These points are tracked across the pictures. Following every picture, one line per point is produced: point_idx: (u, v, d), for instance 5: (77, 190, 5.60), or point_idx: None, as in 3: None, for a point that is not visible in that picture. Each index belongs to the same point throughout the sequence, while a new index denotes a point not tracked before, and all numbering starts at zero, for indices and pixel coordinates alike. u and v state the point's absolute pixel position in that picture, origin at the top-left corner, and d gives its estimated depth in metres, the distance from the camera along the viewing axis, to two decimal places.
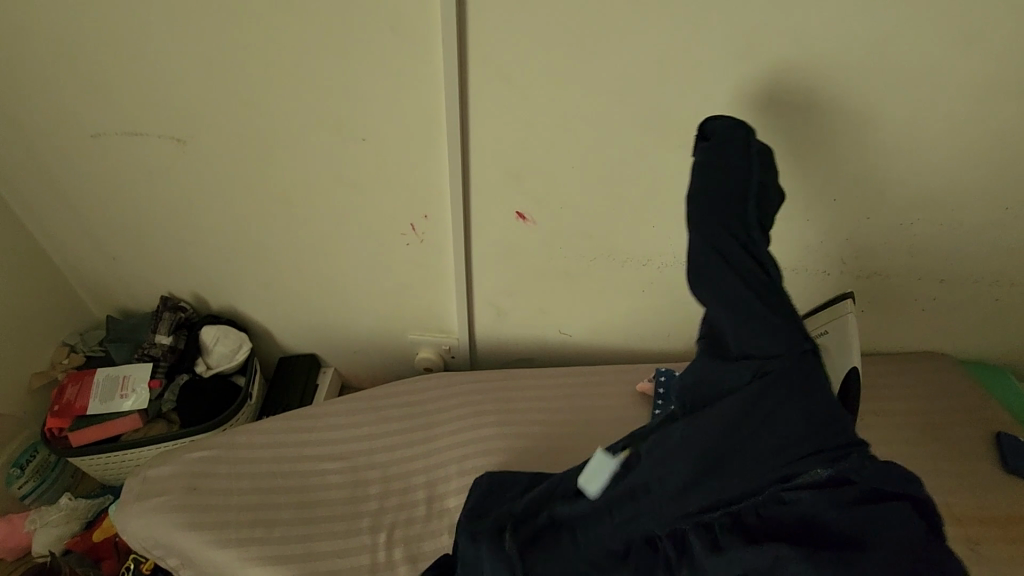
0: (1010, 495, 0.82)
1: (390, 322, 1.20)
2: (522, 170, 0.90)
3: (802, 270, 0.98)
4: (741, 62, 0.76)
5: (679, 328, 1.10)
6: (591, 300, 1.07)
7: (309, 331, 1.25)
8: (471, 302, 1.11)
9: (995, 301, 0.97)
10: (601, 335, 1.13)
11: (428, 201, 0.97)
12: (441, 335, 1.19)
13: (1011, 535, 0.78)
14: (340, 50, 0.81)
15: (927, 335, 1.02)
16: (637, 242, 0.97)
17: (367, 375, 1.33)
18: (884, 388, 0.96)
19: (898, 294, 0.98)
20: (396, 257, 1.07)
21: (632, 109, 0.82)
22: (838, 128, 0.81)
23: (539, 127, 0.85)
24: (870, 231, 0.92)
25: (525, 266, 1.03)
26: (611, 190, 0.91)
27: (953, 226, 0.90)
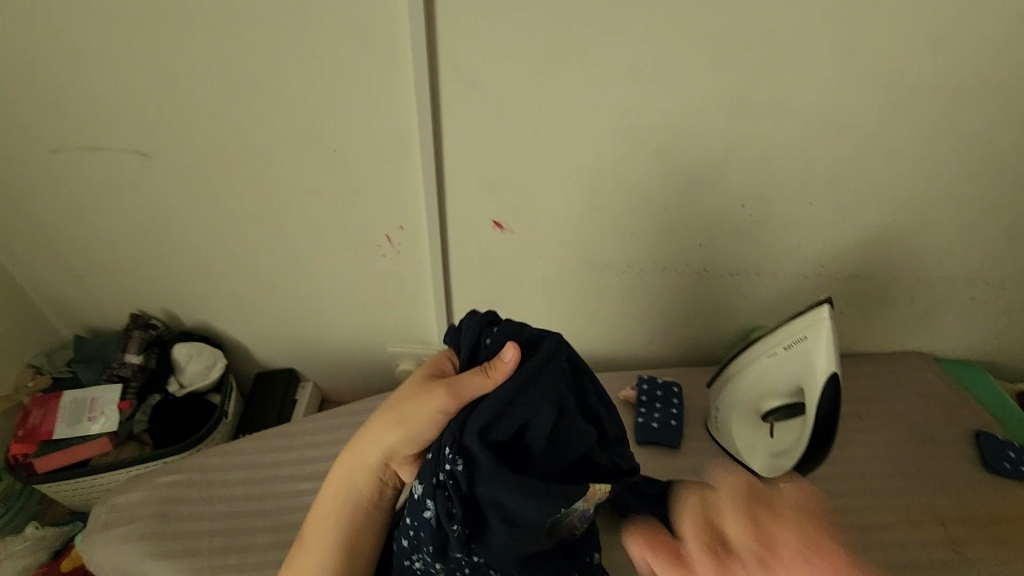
0: (991, 496, 0.82)
1: (368, 334, 1.17)
2: (498, 179, 0.89)
3: (780, 273, 0.97)
4: (714, 67, 0.76)
5: (661, 334, 1.09)
6: (571, 308, 1.06)
7: (285, 345, 1.23)
8: (451, 313, 1.09)
9: (970, 299, 0.98)
10: (582, 343, 1.12)
11: (404, 212, 0.95)
12: (422, 346, 1.17)
13: (993, 534, 0.78)
14: (308, 59, 0.79)
15: (905, 335, 1.03)
16: (615, 249, 0.96)
17: (347, 388, 1.31)
18: (865, 391, 0.97)
19: (876, 296, 0.98)
20: (374, 269, 1.05)
21: (608, 116, 0.81)
22: (813, 132, 0.81)
23: (514, 135, 0.84)
24: (848, 233, 0.92)
25: (504, 276, 1.02)
26: (588, 198, 0.90)
27: (928, 227, 0.90)
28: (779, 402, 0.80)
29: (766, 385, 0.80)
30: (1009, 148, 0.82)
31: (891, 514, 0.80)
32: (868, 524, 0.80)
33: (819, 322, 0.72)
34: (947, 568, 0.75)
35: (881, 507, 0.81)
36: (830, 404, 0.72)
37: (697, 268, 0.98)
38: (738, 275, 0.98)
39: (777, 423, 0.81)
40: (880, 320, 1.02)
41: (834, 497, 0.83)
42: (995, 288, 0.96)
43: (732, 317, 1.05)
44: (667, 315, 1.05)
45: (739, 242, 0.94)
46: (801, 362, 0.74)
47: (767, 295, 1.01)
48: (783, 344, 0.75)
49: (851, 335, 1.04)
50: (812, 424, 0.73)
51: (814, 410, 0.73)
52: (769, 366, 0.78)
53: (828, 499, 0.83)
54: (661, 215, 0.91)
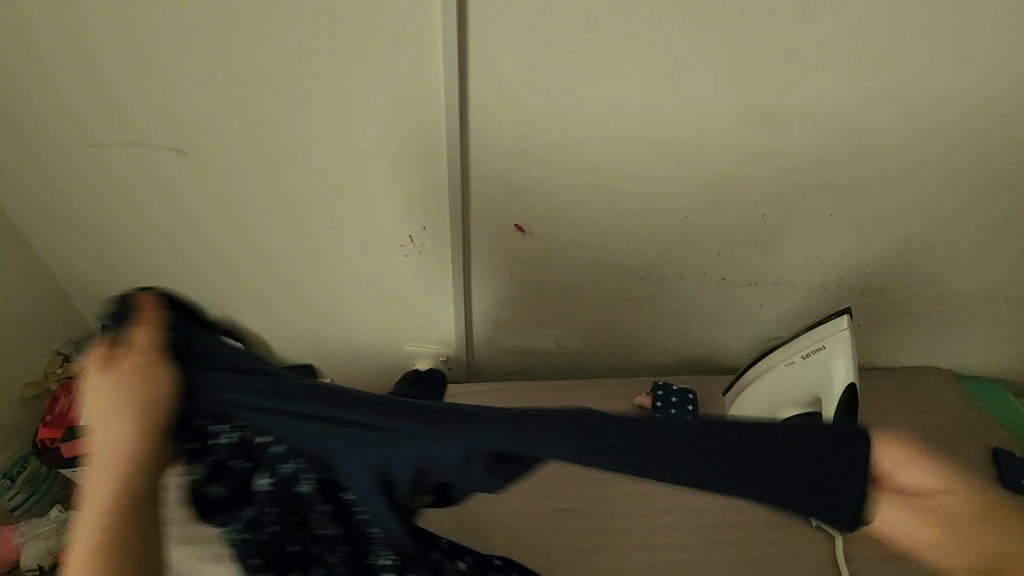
0: (1009, 514, 0.81)
1: (386, 333, 1.20)
2: (522, 184, 0.91)
3: (799, 284, 0.98)
4: (738, 80, 0.77)
5: (677, 342, 1.10)
6: (588, 312, 1.07)
7: (305, 341, 1.25)
8: (469, 314, 1.11)
9: (989, 315, 0.97)
10: (597, 349, 1.14)
11: (427, 213, 0.97)
12: (439, 348, 1.19)
13: (1010, 550, 0.77)
14: (343, 63, 0.82)
15: (924, 349, 1.03)
16: (634, 255, 0.97)
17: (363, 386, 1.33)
18: (881, 405, 0.96)
19: (894, 310, 0.99)
20: (395, 270, 1.07)
21: (633, 123, 0.83)
22: (836, 145, 0.82)
23: (540, 142, 0.86)
24: (867, 246, 0.92)
25: (523, 278, 1.03)
26: (608, 203, 0.92)
27: (950, 242, 0.91)
28: (794, 411, 0.78)
29: (781, 394, 0.79)
30: None
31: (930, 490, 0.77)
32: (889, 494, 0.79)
33: (838, 331, 0.73)
34: None
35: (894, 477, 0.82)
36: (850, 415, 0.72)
37: (714, 275, 0.98)
38: (755, 284, 0.99)
39: None
40: (896, 337, 1.02)
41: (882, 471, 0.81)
42: (1015, 304, 0.96)
43: (747, 326, 1.05)
44: (683, 322, 1.06)
45: (757, 251, 0.94)
46: (818, 371, 0.75)
47: (784, 307, 1.01)
48: (801, 353, 0.76)
49: (868, 348, 1.04)
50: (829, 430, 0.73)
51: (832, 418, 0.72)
52: (784, 376, 0.78)
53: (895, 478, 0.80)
54: (681, 223, 0.92)
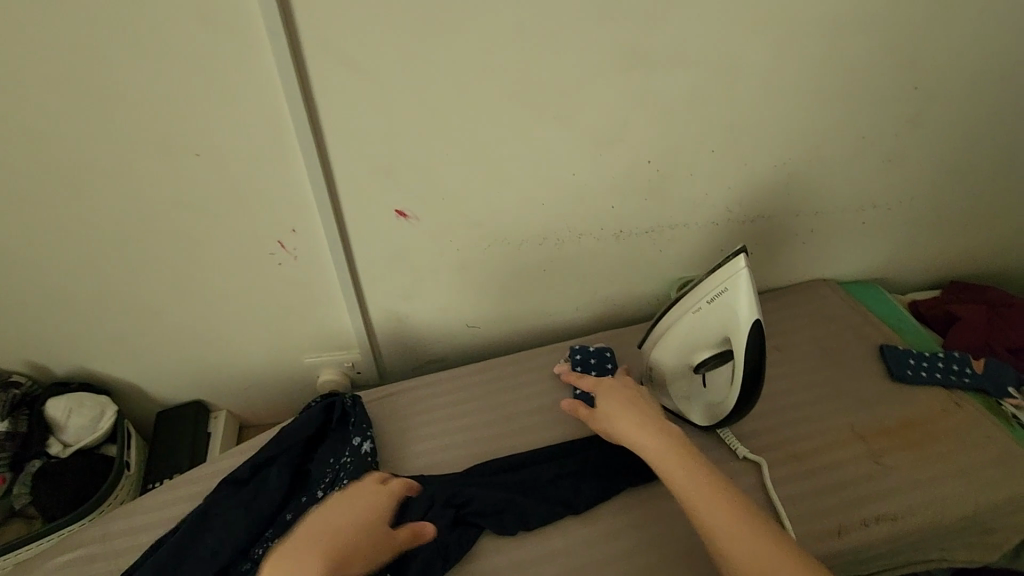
0: (906, 410, 0.86)
1: (279, 349, 1.07)
2: (393, 165, 0.81)
3: (694, 225, 0.96)
4: (601, 23, 0.72)
5: (587, 301, 1.06)
6: (492, 289, 1.01)
7: (187, 378, 1.10)
8: (366, 311, 1.02)
9: (861, 223, 1.03)
10: (510, 325, 1.09)
11: (292, 212, 0.85)
12: (341, 352, 1.09)
13: (906, 439, 0.83)
14: (140, 52, 0.67)
15: (810, 263, 1.07)
16: (528, 222, 0.91)
17: (267, 410, 1.20)
18: (781, 327, 1.00)
19: (782, 233, 1.01)
20: (270, 281, 0.94)
21: (499, 79, 0.75)
22: (710, 78, 0.79)
23: (402, 114, 0.76)
24: (752, 177, 0.92)
25: (416, 266, 0.95)
26: (490, 173, 0.85)
27: (823, 161, 0.92)
28: (709, 352, 0.77)
29: (693, 337, 0.78)
30: (886, 74, 0.84)
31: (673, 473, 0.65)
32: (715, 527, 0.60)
33: (737, 272, 0.71)
34: (876, 481, 0.78)
35: (717, 529, 0.60)
36: (760, 350, 0.72)
37: (609, 227, 0.94)
38: (652, 231, 0.95)
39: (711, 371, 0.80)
40: (786, 258, 1.05)
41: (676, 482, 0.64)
42: (881, 208, 1.02)
43: (652, 275, 1.03)
44: (589, 282, 1.02)
45: (649, 199, 0.91)
46: (722, 313, 0.73)
47: (684, 250, 1.00)
48: (706, 298, 0.74)
49: (765, 272, 1.06)
50: (742, 367, 0.73)
51: (742, 355, 0.72)
52: (694, 320, 0.77)
53: (696, 504, 0.62)
54: (569, 181, 0.87)
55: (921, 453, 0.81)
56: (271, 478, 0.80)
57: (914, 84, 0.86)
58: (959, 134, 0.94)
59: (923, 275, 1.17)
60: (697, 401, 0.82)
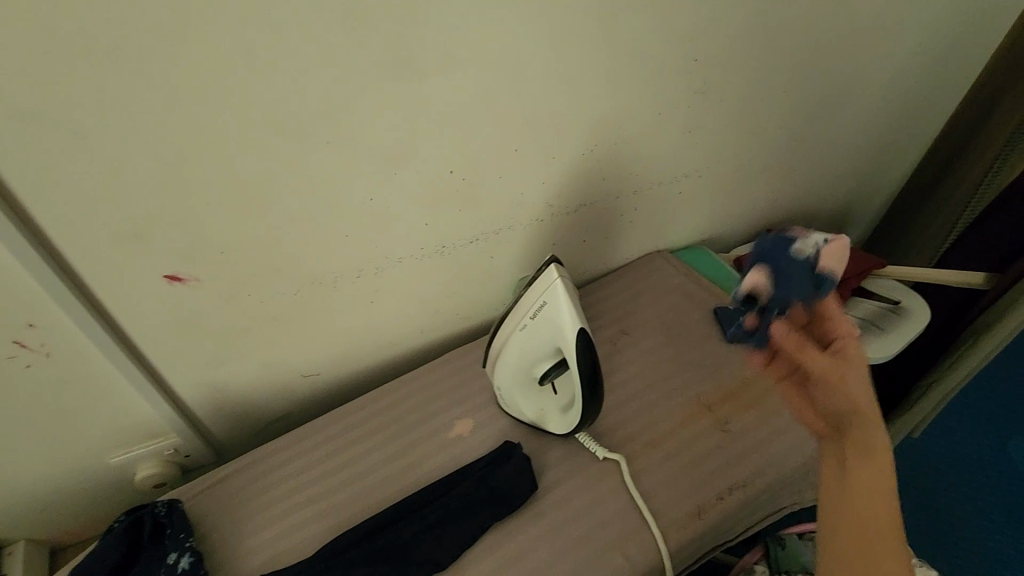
0: (743, 369, 0.90)
1: (69, 458, 0.88)
2: (142, 229, 0.66)
3: (520, 225, 0.91)
4: (359, 35, 0.62)
5: (430, 321, 0.99)
6: (319, 335, 0.90)
7: None
8: (171, 390, 0.86)
9: (680, 193, 1.05)
10: (353, 365, 0.98)
11: (17, 307, 0.66)
12: (155, 440, 0.92)
13: (746, 399, 0.86)
14: None
15: (642, 239, 1.08)
16: (337, 258, 0.81)
17: (81, 524, 1.00)
18: (625, 309, 1.00)
19: (609, 216, 1.00)
20: (23, 389, 0.75)
21: (254, 112, 0.63)
22: (494, 77, 0.73)
23: (134, 170, 0.61)
24: (564, 170, 0.88)
25: (216, 331, 0.81)
26: (275, 216, 0.72)
27: (631, 142, 0.91)
28: (546, 365, 0.74)
29: (528, 354, 0.73)
30: (671, 50, 0.84)
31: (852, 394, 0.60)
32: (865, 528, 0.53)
33: (553, 282, 0.68)
34: (726, 450, 0.80)
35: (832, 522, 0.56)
36: (590, 360, 0.68)
37: (432, 246, 0.86)
38: (479, 240, 0.90)
39: (557, 381, 0.77)
40: (619, 239, 1.05)
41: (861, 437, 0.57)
42: (693, 177, 1.04)
43: (491, 283, 0.98)
44: (426, 303, 0.95)
45: (466, 209, 0.85)
46: (547, 328, 0.69)
47: (518, 251, 0.95)
48: (529, 314, 0.70)
49: (603, 256, 1.06)
50: (580, 379, 0.69)
51: (577, 367, 0.69)
52: (524, 339, 0.71)
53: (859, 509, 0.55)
54: (373, 208, 0.77)
55: (760, 409, 0.85)
56: None
57: (695, 56, 0.86)
58: (749, 97, 0.98)
59: (743, 228, 1.24)
60: (550, 413, 0.79)
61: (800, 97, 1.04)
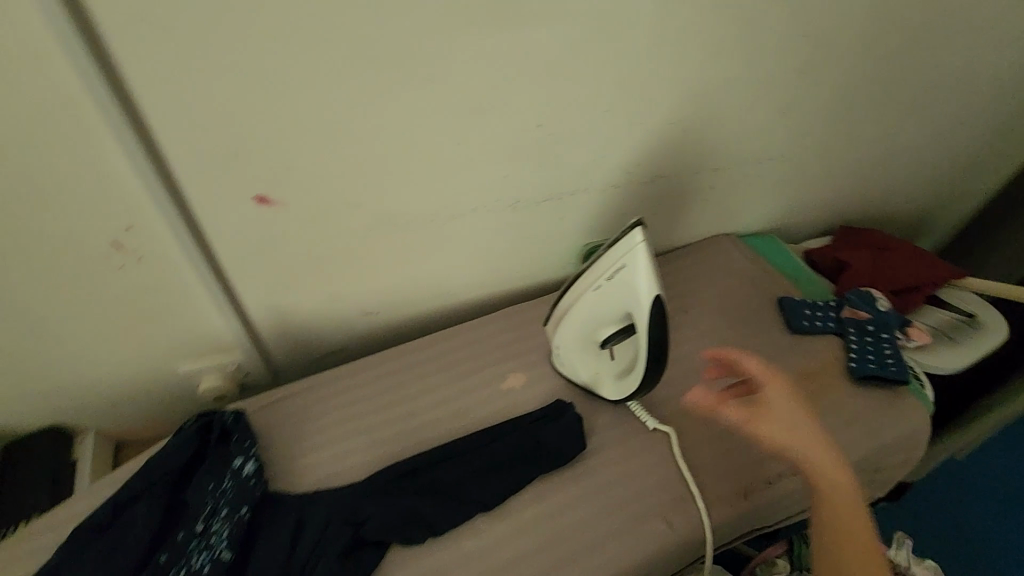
0: (804, 361, 0.88)
1: (143, 360, 0.93)
2: (240, 145, 0.68)
3: (594, 188, 0.91)
4: None
5: (491, 275, 0.99)
6: (384, 275, 0.92)
7: (36, 406, 0.94)
8: (243, 309, 0.89)
9: (758, 176, 1.02)
10: (412, 309, 1.00)
11: (123, 209, 0.69)
12: (220, 355, 0.97)
13: (805, 388, 0.85)
14: None
15: (711, 218, 1.06)
16: (414, 198, 0.82)
17: (146, 426, 1.07)
18: (686, 288, 0.99)
19: (684, 190, 0.98)
20: (113, 288, 0.79)
21: (357, 39, 0.63)
22: (595, 31, 0.71)
23: (240, 85, 0.63)
24: (647, 136, 0.87)
25: (292, 256, 0.83)
26: (362, 148, 0.73)
27: (721, 115, 0.89)
28: (614, 329, 0.75)
29: (598, 315, 0.74)
30: (778, 21, 0.80)
31: (827, 465, 0.72)
32: (840, 559, 0.67)
33: (633, 248, 0.68)
34: (779, 436, 0.80)
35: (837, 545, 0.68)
36: (659, 328, 0.69)
37: (506, 200, 0.87)
38: (552, 199, 0.89)
39: (618, 347, 0.78)
40: (689, 216, 1.03)
41: (831, 508, 0.70)
42: (776, 160, 1.01)
43: (556, 244, 0.98)
44: (491, 257, 0.95)
45: (545, 166, 0.84)
46: (623, 291, 0.70)
47: (588, 215, 0.94)
48: (606, 275, 0.71)
49: (670, 232, 1.04)
50: (646, 345, 0.70)
51: (645, 334, 0.69)
52: (597, 299, 0.73)
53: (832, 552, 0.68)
54: (456, 152, 0.78)
55: (818, 401, 0.84)
56: (138, 516, 0.69)
57: (803, 32, 0.82)
58: (849, 81, 0.93)
59: (815, 220, 1.20)
60: (605, 379, 0.80)
61: (903, 87, 0.98)
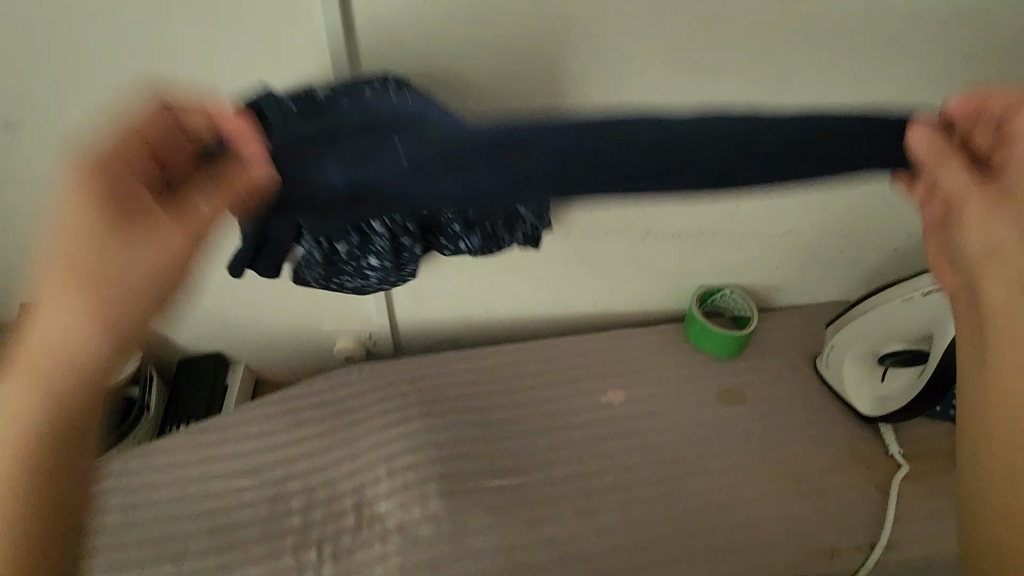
0: (914, 448, 0.86)
1: (300, 313, 1.09)
2: None
3: (722, 232, 0.95)
4: None
5: (605, 298, 1.06)
6: (511, 276, 1.01)
7: (212, 333, 1.14)
8: (389, 285, 1.02)
9: (896, 250, 1.00)
10: (528, 314, 1.09)
11: None
12: (359, 322, 1.11)
13: (911, 473, 0.84)
14: None
15: (837, 284, 1.05)
16: (555, 213, 0.91)
17: (284, 369, 1.23)
18: (796, 347, 1.00)
19: (812, 251, 0.99)
20: None
21: None
22: None
23: None
24: (785, 191, 0.90)
25: (439, 245, 0.95)
26: None
27: (864, 184, 0.90)
28: (900, 347, 0.84)
29: (895, 329, 0.82)
30: None
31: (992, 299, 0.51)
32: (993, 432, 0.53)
33: None
34: (874, 512, 0.80)
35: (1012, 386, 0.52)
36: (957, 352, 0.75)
37: (636, 228, 0.94)
38: (679, 236, 0.95)
39: (891, 369, 0.86)
40: (816, 276, 1.03)
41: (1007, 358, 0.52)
42: (919, 238, 0.98)
43: (673, 280, 1.03)
44: (610, 279, 1.02)
45: (678, 205, 0.91)
46: (936, 309, 0.76)
47: (711, 257, 0.99)
48: (922, 291, 0.77)
49: (789, 289, 1.05)
50: (938, 365, 0.78)
51: (938, 354, 0.77)
52: (902, 309, 0.79)
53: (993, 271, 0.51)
54: None
55: (924, 490, 0.82)
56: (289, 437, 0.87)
57: None
58: None
59: None
60: (864, 393, 0.88)
61: None
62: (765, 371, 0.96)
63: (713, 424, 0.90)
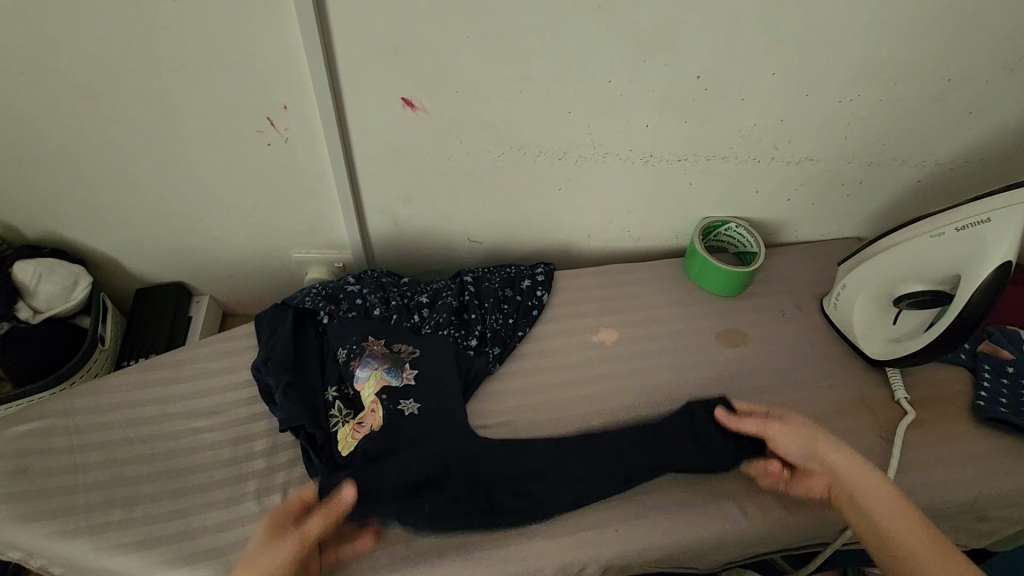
0: (920, 393, 0.82)
1: (266, 240, 1.00)
2: (400, 43, 0.69)
3: (735, 158, 0.85)
4: None
5: (600, 229, 0.97)
6: (498, 203, 0.92)
7: (171, 260, 1.04)
8: (363, 211, 0.92)
9: (918, 183, 0.92)
10: (516, 246, 1.00)
11: (283, 87, 0.74)
12: (332, 251, 1.01)
13: (916, 418, 0.80)
14: None
15: (850, 218, 0.97)
16: (550, 130, 0.81)
17: (253, 301, 1.15)
18: (803, 286, 0.93)
19: (829, 182, 0.91)
20: (259, 163, 0.85)
21: None
22: None
23: None
24: (809, 110, 0.80)
25: (419, 165, 0.85)
26: (515, 66, 0.73)
27: (896, 105, 0.80)
28: (920, 287, 0.76)
29: (918, 268, 0.75)
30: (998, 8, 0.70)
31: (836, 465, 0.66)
32: None
33: (1013, 207, 0.66)
34: (875, 458, 0.77)
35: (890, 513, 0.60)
36: (987, 294, 0.69)
37: (640, 150, 0.84)
38: (687, 160, 0.85)
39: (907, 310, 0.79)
40: (830, 210, 0.95)
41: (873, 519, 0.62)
42: (944, 169, 0.90)
43: (675, 211, 0.94)
44: (607, 209, 0.93)
45: (689, 124, 0.80)
46: (968, 246, 0.70)
47: (719, 186, 0.90)
48: (954, 225, 0.70)
49: (799, 223, 0.97)
50: (964, 309, 0.70)
51: (966, 297, 0.70)
52: (928, 246, 0.73)
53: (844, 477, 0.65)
54: (604, 89, 0.76)
55: (928, 437, 0.78)
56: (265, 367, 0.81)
57: None
58: None
59: None
60: (875, 335, 0.83)
61: None
62: (768, 311, 0.90)
63: (711, 365, 0.84)
